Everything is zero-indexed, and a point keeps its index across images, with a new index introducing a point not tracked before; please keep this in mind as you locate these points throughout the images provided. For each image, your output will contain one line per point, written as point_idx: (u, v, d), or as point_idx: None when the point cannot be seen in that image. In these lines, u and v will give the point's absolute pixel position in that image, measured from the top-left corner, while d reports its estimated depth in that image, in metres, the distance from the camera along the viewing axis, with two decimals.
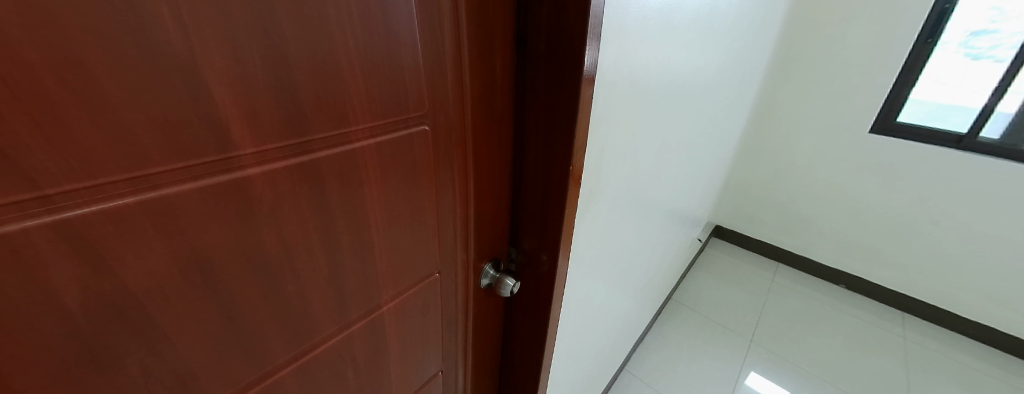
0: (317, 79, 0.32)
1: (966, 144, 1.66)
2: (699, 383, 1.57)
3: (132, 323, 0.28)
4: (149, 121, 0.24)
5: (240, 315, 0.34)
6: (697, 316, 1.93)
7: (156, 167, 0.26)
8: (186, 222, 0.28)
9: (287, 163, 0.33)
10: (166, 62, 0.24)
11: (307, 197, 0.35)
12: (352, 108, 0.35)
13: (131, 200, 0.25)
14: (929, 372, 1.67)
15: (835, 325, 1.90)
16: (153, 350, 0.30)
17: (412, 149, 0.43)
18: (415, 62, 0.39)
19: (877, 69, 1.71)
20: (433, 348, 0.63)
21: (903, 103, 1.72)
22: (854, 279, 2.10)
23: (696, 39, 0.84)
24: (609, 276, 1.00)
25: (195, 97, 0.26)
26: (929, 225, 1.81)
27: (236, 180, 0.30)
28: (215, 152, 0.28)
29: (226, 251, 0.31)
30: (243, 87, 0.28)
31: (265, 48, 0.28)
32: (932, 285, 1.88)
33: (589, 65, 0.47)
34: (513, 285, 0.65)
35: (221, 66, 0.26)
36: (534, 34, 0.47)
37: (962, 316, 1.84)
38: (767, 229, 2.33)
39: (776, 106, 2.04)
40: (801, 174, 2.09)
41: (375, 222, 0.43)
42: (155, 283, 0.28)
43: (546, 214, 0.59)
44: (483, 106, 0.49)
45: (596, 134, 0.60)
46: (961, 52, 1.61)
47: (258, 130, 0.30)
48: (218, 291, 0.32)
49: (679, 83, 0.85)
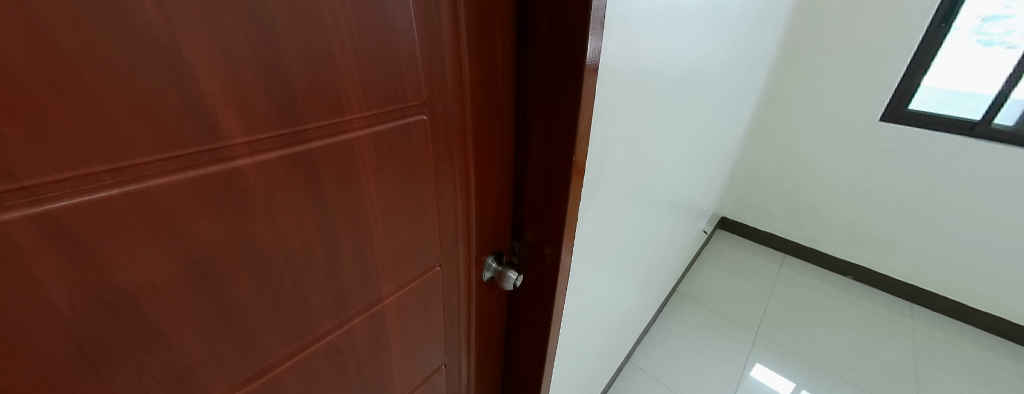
0: (309, 68, 0.31)
1: (978, 132, 1.61)
2: (703, 375, 1.57)
3: (124, 319, 0.27)
4: (130, 109, 0.23)
5: (236, 310, 0.34)
6: (702, 308, 1.92)
7: (141, 157, 0.25)
8: (175, 215, 0.27)
9: (279, 154, 0.32)
10: (146, 46, 0.23)
11: (301, 190, 0.34)
12: (347, 97, 0.34)
13: (116, 192, 0.24)
14: (937, 363, 1.66)
15: (842, 316, 1.88)
16: (148, 347, 0.29)
17: (410, 140, 0.42)
18: (413, 50, 0.38)
19: (889, 55, 1.67)
20: (435, 341, 0.63)
21: (914, 91, 1.68)
22: (861, 270, 2.08)
23: (703, 26, 0.82)
24: (613, 269, 0.98)
25: (180, 84, 0.25)
26: (939, 214, 1.77)
27: (227, 172, 0.29)
28: (203, 143, 0.27)
29: (220, 246, 0.30)
30: (230, 75, 0.27)
31: (253, 35, 0.27)
32: (942, 276, 1.85)
33: (592, 54, 0.45)
34: (515, 278, 0.64)
35: (203, 52, 0.25)
36: (535, 21, 0.46)
37: (971, 307, 1.82)
38: (774, 220, 2.31)
39: (784, 94, 2.00)
40: (808, 164, 2.06)
41: (373, 214, 0.42)
42: (146, 278, 0.27)
43: (549, 206, 0.57)
44: (483, 95, 0.47)
45: (600, 122, 0.59)
46: (974, 38, 1.57)
47: (248, 120, 0.29)
48: (212, 286, 0.31)
49: (684, 72, 0.83)
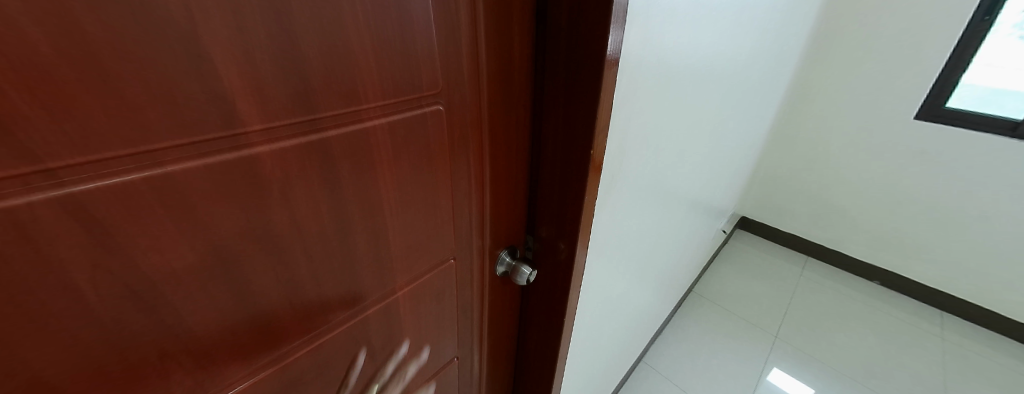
0: (326, 58, 0.30)
1: (1022, 132, 1.51)
2: (719, 378, 1.53)
3: (144, 304, 0.28)
4: (149, 94, 0.23)
5: (252, 296, 0.34)
6: (718, 310, 1.87)
7: (161, 142, 0.25)
8: (195, 202, 0.28)
9: (295, 142, 0.31)
10: (165, 31, 0.23)
11: (317, 179, 0.34)
12: (363, 85, 0.34)
13: (137, 177, 0.25)
14: (968, 374, 1.58)
15: (867, 322, 1.81)
16: (167, 332, 0.30)
17: (425, 130, 0.42)
18: (428, 40, 0.37)
19: (927, 49, 1.58)
20: (448, 334, 0.62)
21: (953, 88, 1.59)
22: (889, 275, 1.99)
23: (729, 18, 0.79)
24: (629, 267, 0.97)
25: (198, 69, 0.25)
26: (974, 219, 1.68)
27: (244, 159, 0.29)
28: (221, 129, 0.27)
29: (236, 234, 0.31)
30: (248, 62, 0.26)
31: (270, 21, 0.27)
32: (976, 283, 1.76)
33: (613, 48, 0.43)
34: (529, 273, 0.63)
35: (223, 38, 0.25)
36: (555, 11, 0.44)
37: (1006, 317, 1.72)
38: (797, 221, 2.23)
39: (811, 91, 1.92)
40: (834, 163, 1.98)
41: (388, 205, 0.42)
42: (166, 264, 0.28)
43: (564, 202, 0.56)
44: (500, 86, 0.46)
45: (618, 117, 0.57)
46: (1016, 34, 1.48)
47: (265, 107, 0.28)
48: (230, 273, 0.31)
49: (707, 65, 0.80)
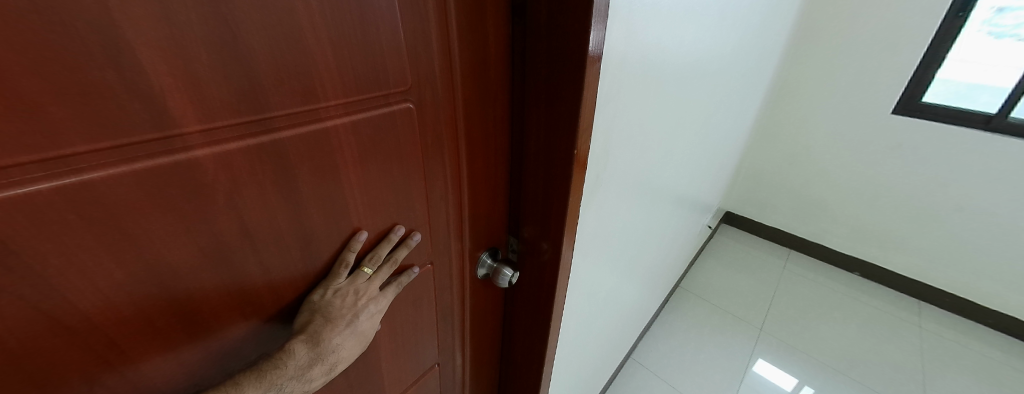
0: (275, 52, 0.27)
1: (995, 125, 1.55)
2: (706, 373, 1.55)
3: (62, 326, 0.25)
4: (54, 92, 0.20)
5: (196, 312, 0.31)
6: (705, 304, 1.89)
7: (75, 147, 0.22)
8: (121, 211, 0.25)
9: (243, 145, 0.29)
10: (73, 20, 0.20)
11: (271, 185, 0.31)
12: (320, 82, 0.31)
13: (47, 186, 0.22)
14: (944, 362, 1.62)
15: (848, 313, 1.85)
16: (93, 355, 0.27)
17: (395, 130, 0.39)
18: (395, 32, 0.34)
19: (904, 45, 1.60)
20: (427, 340, 0.60)
21: (928, 83, 1.62)
22: (868, 266, 2.04)
23: (712, 15, 0.78)
24: (616, 266, 0.96)
25: (117, 64, 0.22)
26: (949, 211, 1.73)
27: (182, 164, 0.26)
28: (151, 131, 0.24)
29: (175, 245, 0.28)
30: (181, 58, 0.24)
31: (205, 11, 0.24)
32: (950, 273, 1.81)
33: (595, 44, 0.41)
34: (510, 275, 0.60)
35: (148, 31, 0.22)
36: (535, 4, 0.42)
37: (979, 304, 1.78)
38: (780, 215, 2.26)
39: (792, 87, 1.94)
40: (815, 158, 2.01)
41: (355, 210, 0.39)
42: (88, 282, 0.25)
43: (548, 205, 0.54)
44: (475, 82, 0.44)
45: (603, 116, 0.55)
46: (984, 30, 1.52)
47: (204, 106, 0.25)
48: (170, 287, 0.29)
49: (691, 62, 0.79)
